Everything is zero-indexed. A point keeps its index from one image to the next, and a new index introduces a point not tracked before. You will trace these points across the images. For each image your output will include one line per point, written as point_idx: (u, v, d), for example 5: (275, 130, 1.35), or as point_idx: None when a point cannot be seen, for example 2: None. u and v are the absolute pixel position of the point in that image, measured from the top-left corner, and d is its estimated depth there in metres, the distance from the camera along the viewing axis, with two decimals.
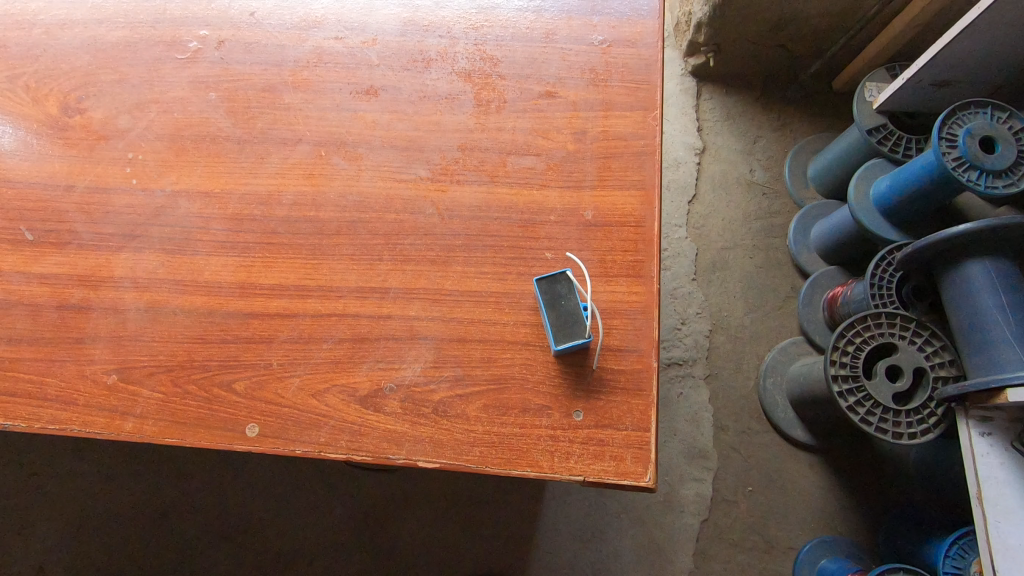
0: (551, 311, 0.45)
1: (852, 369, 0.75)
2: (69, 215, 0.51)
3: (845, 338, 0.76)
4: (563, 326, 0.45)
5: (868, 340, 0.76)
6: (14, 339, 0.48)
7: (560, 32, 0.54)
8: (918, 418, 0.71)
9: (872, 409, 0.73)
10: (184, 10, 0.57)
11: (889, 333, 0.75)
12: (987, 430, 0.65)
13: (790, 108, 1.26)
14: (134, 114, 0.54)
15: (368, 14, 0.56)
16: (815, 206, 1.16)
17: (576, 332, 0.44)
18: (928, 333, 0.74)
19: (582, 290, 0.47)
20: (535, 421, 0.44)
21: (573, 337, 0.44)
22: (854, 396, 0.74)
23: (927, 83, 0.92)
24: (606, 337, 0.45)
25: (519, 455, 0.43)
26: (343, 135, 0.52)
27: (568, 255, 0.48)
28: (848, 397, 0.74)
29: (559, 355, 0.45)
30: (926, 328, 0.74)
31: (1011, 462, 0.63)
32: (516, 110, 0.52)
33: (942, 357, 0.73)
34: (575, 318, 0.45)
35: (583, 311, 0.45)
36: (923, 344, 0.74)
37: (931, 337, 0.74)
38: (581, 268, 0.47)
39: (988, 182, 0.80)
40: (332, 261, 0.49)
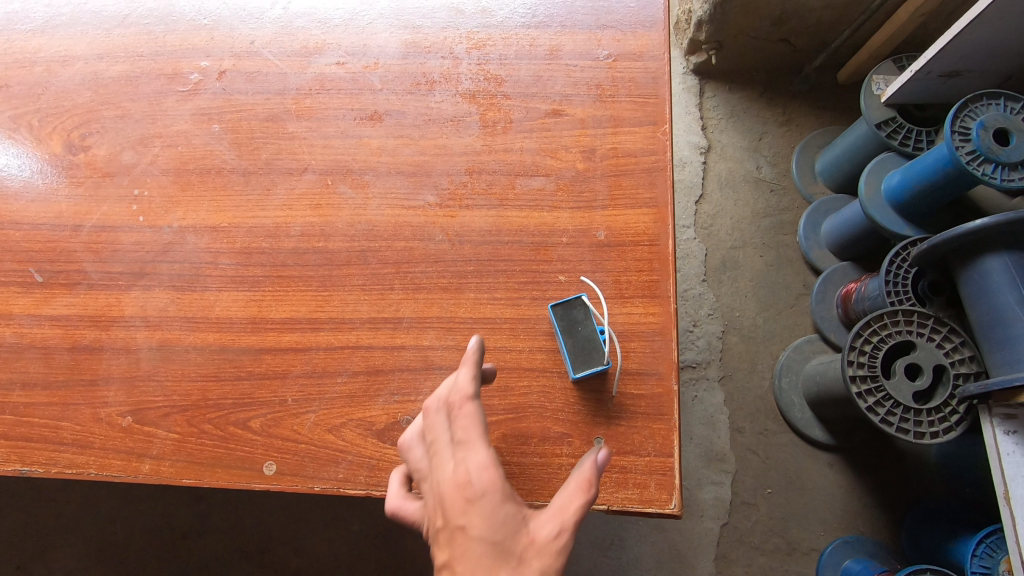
0: (568, 338, 0.45)
1: (871, 369, 0.74)
2: (78, 255, 0.51)
3: (862, 338, 0.75)
4: (581, 353, 0.44)
5: (885, 338, 0.74)
6: (28, 384, 0.48)
7: (565, 48, 0.53)
8: (940, 416, 0.70)
9: (892, 409, 0.71)
10: (183, 42, 0.57)
11: (907, 331, 0.74)
12: (1012, 429, 0.63)
13: (795, 102, 1.25)
14: (138, 150, 0.54)
15: (368, 38, 0.55)
16: (825, 202, 1.14)
17: (594, 358, 0.44)
18: (947, 329, 0.73)
19: (598, 315, 0.46)
20: (556, 449, 0.43)
21: (592, 363, 0.44)
22: (873, 396, 0.72)
23: (936, 75, 0.90)
24: (624, 362, 0.45)
25: (542, 485, 0.43)
26: (348, 163, 0.52)
27: (582, 278, 0.47)
28: (868, 398, 0.73)
29: (578, 382, 0.45)
30: (945, 325, 0.73)
31: None
32: (523, 130, 0.51)
33: (961, 353, 0.72)
34: (593, 344, 0.44)
35: (600, 336, 0.45)
36: (942, 340, 0.73)
37: (950, 333, 0.73)
38: (595, 291, 0.46)
39: (1005, 175, 0.79)
40: (343, 292, 0.48)
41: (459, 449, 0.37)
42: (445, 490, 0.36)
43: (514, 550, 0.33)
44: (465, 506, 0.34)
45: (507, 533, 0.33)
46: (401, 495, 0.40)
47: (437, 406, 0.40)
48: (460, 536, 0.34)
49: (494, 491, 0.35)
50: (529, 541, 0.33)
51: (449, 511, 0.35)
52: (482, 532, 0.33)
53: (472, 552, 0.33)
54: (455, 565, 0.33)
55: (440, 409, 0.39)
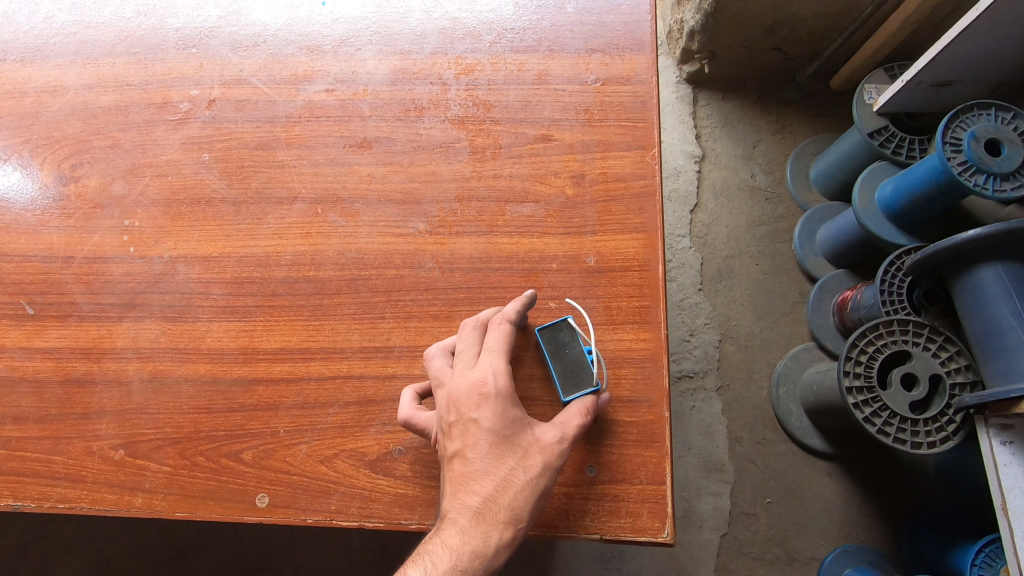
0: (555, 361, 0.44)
1: (867, 380, 0.74)
2: (70, 287, 0.51)
3: (858, 348, 0.75)
4: (570, 375, 0.44)
5: (881, 348, 0.74)
6: (21, 417, 0.48)
7: (553, 72, 0.54)
8: (937, 426, 0.70)
9: (889, 420, 0.71)
10: (173, 70, 0.57)
11: (902, 340, 0.74)
12: (1008, 439, 0.63)
13: (788, 110, 1.25)
14: (129, 180, 0.54)
15: (356, 65, 0.55)
16: (819, 210, 1.14)
17: (584, 381, 0.44)
18: (942, 338, 0.73)
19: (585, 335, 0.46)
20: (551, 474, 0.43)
21: (582, 386, 0.44)
22: (870, 406, 0.72)
23: (928, 84, 0.90)
24: (615, 388, 0.45)
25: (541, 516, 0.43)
26: (339, 191, 0.52)
27: (568, 302, 0.47)
28: (864, 408, 0.73)
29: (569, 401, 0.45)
30: (940, 333, 0.73)
31: None
32: (512, 156, 0.51)
33: (957, 362, 0.72)
34: (581, 365, 0.44)
35: (588, 357, 0.44)
36: (937, 349, 0.73)
37: (945, 342, 0.73)
38: (583, 314, 0.47)
39: (997, 185, 0.79)
40: (334, 321, 0.48)
41: (485, 356, 0.42)
42: (467, 388, 0.41)
43: (520, 444, 0.40)
44: (482, 402, 0.40)
45: (514, 431, 0.40)
46: (413, 403, 0.44)
47: (472, 322, 0.45)
48: (474, 429, 0.40)
49: (508, 398, 0.41)
50: (533, 440, 0.40)
51: (466, 405, 0.41)
52: (493, 425, 0.40)
53: (483, 441, 0.40)
54: (468, 451, 0.40)
55: (476, 325, 0.44)
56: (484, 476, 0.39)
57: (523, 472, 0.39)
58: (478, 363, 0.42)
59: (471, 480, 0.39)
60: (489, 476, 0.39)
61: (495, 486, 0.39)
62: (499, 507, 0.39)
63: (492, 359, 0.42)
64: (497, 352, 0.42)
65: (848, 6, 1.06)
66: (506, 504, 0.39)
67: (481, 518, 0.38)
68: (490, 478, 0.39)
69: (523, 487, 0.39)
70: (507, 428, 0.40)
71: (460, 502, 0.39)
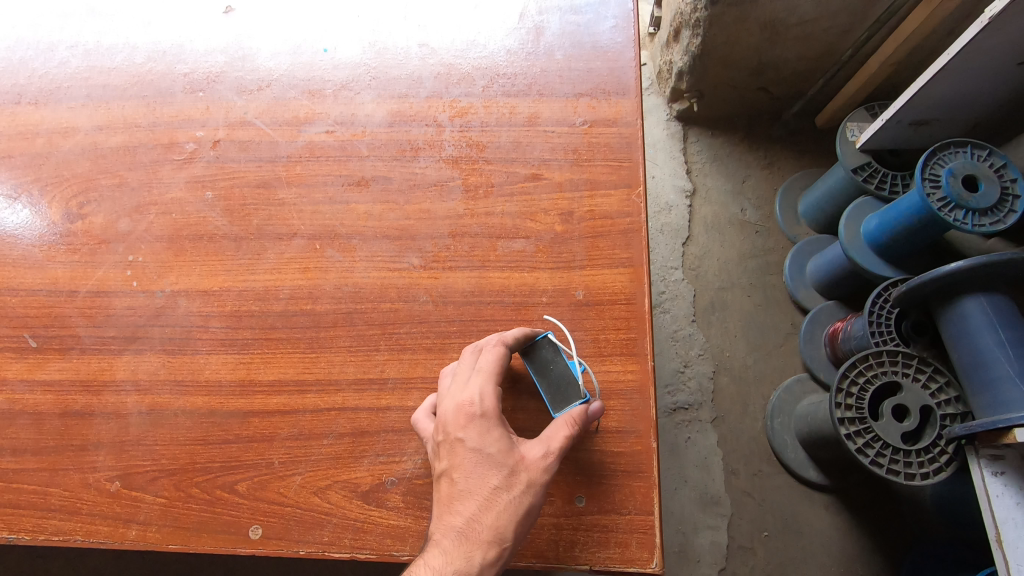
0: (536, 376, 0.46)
1: (859, 410, 0.74)
2: (73, 320, 0.53)
3: (849, 379, 0.76)
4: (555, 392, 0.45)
5: (872, 379, 0.75)
6: (19, 449, 0.49)
7: (543, 115, 0.56)
8: (930, 457, 0.70)
9: (882, 450, 0.71)
10: (180, 113, 0.59)
11: (893, 371, 0.75)
12: (999, 470, 0.64)
13: (776, 147, 1.29)
14: (134, 217, 0.56)
15: (355, 108, 0.58)
16: (808, 243, 1.17)
17: (571, 395, 0.45)
18: (931, 370, 0.75)
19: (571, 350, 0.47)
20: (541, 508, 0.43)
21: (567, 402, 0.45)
22: (862, 437, 0.73)
23: (907, 122, 0.94)
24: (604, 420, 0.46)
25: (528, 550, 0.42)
26: (336, 228, 0.54)
27: (546, 317, 0.49)
28: (857, 439, 0.73)
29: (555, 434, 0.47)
30: (929, 365, 0.75)
31: None
32: (504, 194, 0.54)
33: (947, 393, 0.73)
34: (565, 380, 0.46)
35: (574, 372, 0.46)
36: (927, 381, 0.74)
37: (935, 374, 0.74)
38: (562, 329, 0.49)
39: (976, 220, 0.81)
40: (330, 354, 0.50)
41: (475, 378, 0.44)
42: (454, 410, 0.43)
43: (505, 463, 0.41)
44: (467, 422, 0.42)
45: (500, 450, 0.42)
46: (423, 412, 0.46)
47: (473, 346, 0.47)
48: (460, 449, 0.42)
49: (494, 418, 0.43)
50: (519, 458, 0.42)
51: (453, 425, 0.43)
52: (477, 446, 0.42)
53: (468, 461, 0.41)
54: (455, 471, 0.42)
55: (474, 349, 0.46)
56: (468, 495, 0.41)
57: (506, 491, 0.40)
58: (467, 384, 0.44)
59: (456, 500, 0.41)
60: (473, 496, 0.41)
61: (479, 506, 0.40)
62: (482, 527, 0.40)
63: (481, 381, 0.43)
64: (486, 373, 0.44)
65: (830, 49, 1.11)
66: (490, 524, 0.40)
67: (465, 538, 0.39)
68: (474, 498, 0.41)
69: (506, 507, 0.40)
70: (485, 445, 0.42)
71: (446, 523, 0.40)
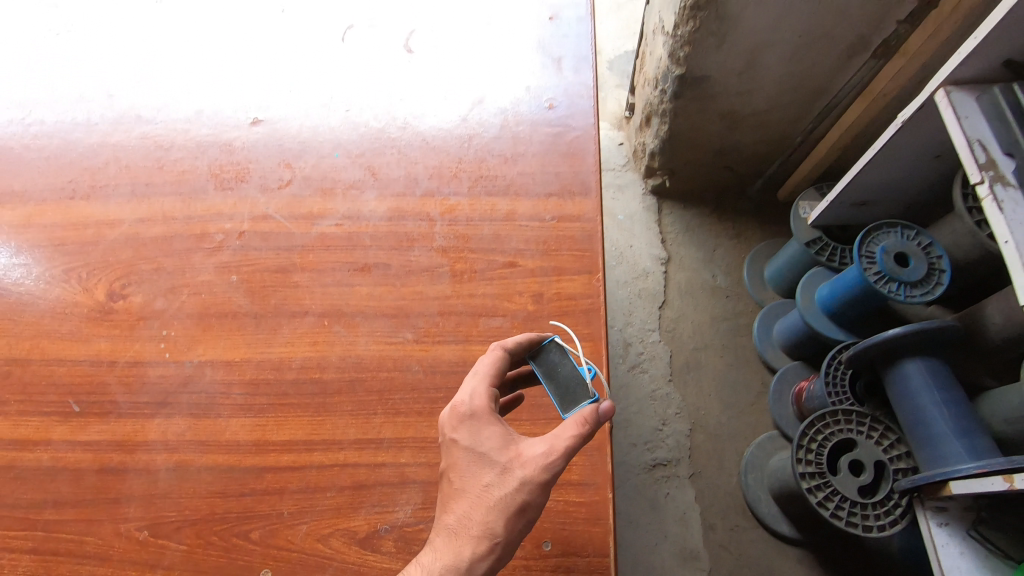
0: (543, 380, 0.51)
1: (818, 464, 0.89)
2: (112, 387, 0.61)
3: (810, 436, 0.91)
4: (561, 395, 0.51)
5: (829, 436, 0.90)
6: (59, 502, 0.56)
7: (519, 211, 0.67)
8: (884, 509, 0.83)
9: (840, 500, 0.85)
10: (212, 208, 0.70)
11: (847, 429, 0.90)
12: (944, 520, 0.74)
13: (741, 219, 1.42)
14: (168, 297, 0.65)
15: (360, 204, 0.69)
16: (774, 307, 1.27)
17: (579, 395, 0.50)
18: (882, 428, 0.90)
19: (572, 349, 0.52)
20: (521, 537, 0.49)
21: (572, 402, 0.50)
22: (823, 488, 0.87)
23: (849, 202, 1.05)
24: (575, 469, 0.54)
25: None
26: (342, 307, 0.63)
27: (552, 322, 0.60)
28: (818, 490, 0.87)
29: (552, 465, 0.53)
30: (880, 424, 0.90)
31: (970, 550, 0.71)
32: (485, 278, 0.64)
33: (896, 449, 0.88)
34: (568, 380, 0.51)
35: (583, 374, 0.51)
36: (878, 438, 0.89)
37: (885, 432, 0.89)
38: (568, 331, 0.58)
39: (907, 291, 0.92)
40: (334, 417, 0.58)
41: (469, 382, 0.51)
42: (450, 412, 0.50)
43: (497, 460, 0.47)
44: (460, 423, 0.49)
45: (491, 447, 0.48)
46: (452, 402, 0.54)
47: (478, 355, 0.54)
48: (455, 448, 0.49)
49: (485, 417, 0.49)
50: (510, 456, 0.47)
51: (449, 426, 0.50)
52: (468, 445, 0.48)
53: (462, 460, 0.48)
54: (451, 469, 0.48)
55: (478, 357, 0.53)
56: (462, 494, 0.47)
57: (496, 487, 0.46)
58: (464, 387, 0.51)
59: (452, 502, 0.47)
60: (467, 494, 0.47)
61: (471, 504, 0.46)
62: (473, 524, 0.45)
63: (474, 384, 0.50)
64: (479, 377, 0.51)
65: (783, 136, 1.28)
66: (479, 521, 0.45)
67: (457, 535, 0.45)
68: (468, 497, 0.47)
69: (495, 503, 0.45)
70: (476, 442, 0.48)
71: (444, 523, 0.47)
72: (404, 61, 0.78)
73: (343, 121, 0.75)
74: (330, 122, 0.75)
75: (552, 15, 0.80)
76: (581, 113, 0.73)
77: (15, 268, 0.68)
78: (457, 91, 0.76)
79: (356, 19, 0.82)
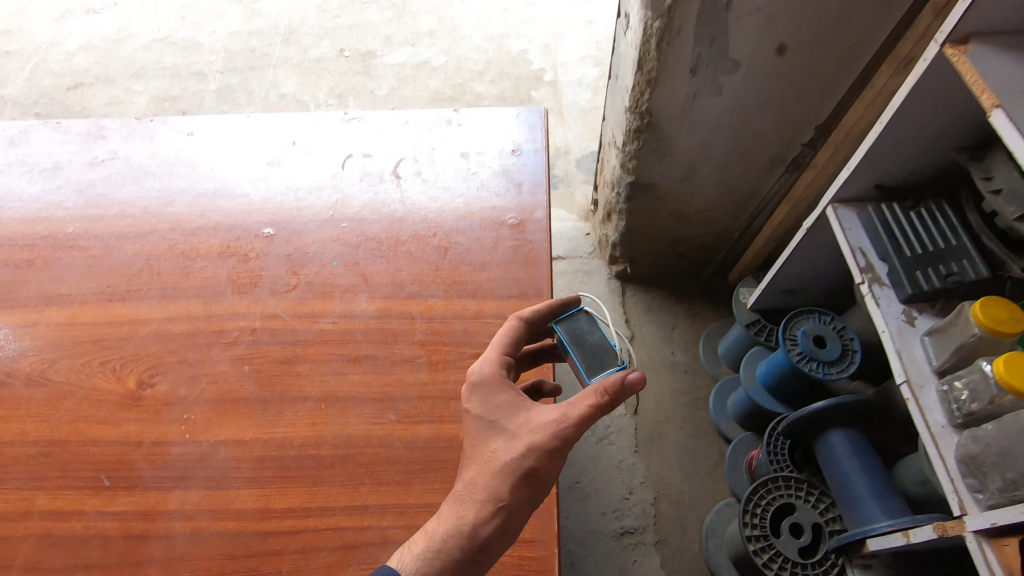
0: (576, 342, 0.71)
1: (763, 529, 1.04)
2: (138, 464, 0.73)
3: (756, 503, 1.06)
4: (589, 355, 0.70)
5: (772, 503, 1.05)
6: (92, 565, 0.67)
7: (486, 310, 0.82)
8: (822, 569, 0.99)
9: (782, 563, 1.01)
10: (230, 308, 0.84)
11: (787, 496, 1.05)
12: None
13: (696, 300, 1.58)
14: (189, 385, 0.78)
15: (353, 304, 0.83)
16: (727, 381, 1.40)
17: (607, 363, 0.69)
18: (819, 492, 1.05)
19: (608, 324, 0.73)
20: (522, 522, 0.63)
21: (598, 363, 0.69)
22: (767, 553, 1.03)
23: (779, 290, 1.21)
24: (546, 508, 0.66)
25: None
26: (336, 393, 0.76)
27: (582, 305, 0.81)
28: (762, 554, 1.03)
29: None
30: (816, 489, 1.05)
31: None
32: (457, 367, 0.77)
33: (832, 511, 1.03)
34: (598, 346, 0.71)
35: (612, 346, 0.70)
36: (816, 502, 1.04)
37: (821, 495, 1.05)
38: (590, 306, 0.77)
39: (825, 369, 1.07)
40: (328, 487, 0.70)
41: (484, 359, 0.69)
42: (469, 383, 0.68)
43: (506, 427, 0.64)
44: (473, 391, 0.67)
45: (499, 414, 0.65)
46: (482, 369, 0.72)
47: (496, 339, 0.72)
48: (468, 415, 0.66)
49: (494, 387, 0.67)
50: (521, 421, 0.64)
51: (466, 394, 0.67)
52: (479, 411, 0.66)
53: (476, 424, 0.65)
54: (468, 431, 0.66)
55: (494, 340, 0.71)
56: (472, 461, 0.63)
57: (505, 446, 0.63)
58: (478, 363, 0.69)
59: (466, 469, 0.64)
60: (476, 461, 0.63)
61: (480, 469, 0.62)
62: (480, 490, 0.61)
63: (487, 359, 0.69)
64: (490, 354, 0.69)
65: (726, 231, 1.48)
66: (483, 489, 0.61)
67: (465, 500, 0.61)
68: (478, 462, 0.63)
69: (499, 469, 0.61)
70: (496, 409, 0.65)
71: (458, 488, 0.63)
72: (393, 185, 0.95)
73: (342, 235, 0.90)
74: (331, 236, 0.90)
75: (516, 147, 0.98)
76: (538, 229, 0.88)
77: (59, 360, 0.81)
78: (436, 211, 0.91)
79: (354, 149, 0.99)
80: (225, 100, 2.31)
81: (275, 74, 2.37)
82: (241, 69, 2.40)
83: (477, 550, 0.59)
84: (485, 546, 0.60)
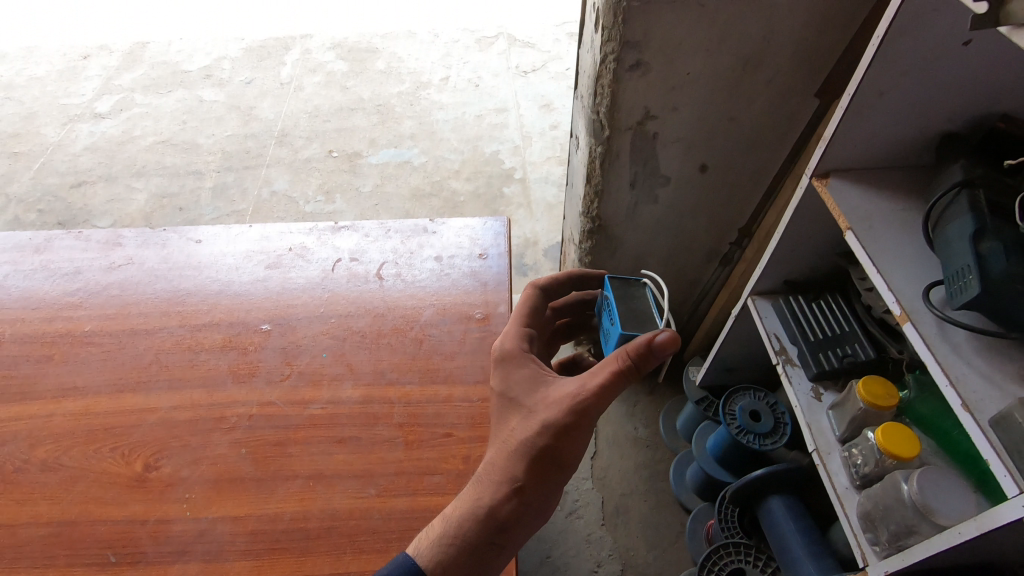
0: (627, 296, 0.86)
1: None
2: (142, 541, 0.82)
3: (709, 568, 1.15)
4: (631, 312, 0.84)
5: (723, 566, 1.15)
6: None
7: (456, 393, 0.94)
8: None
9: None
10: (230, 396, 0.95)
11: (736, 560, 1.15)
12: None
13: (656, 378, 1.72)
14: (191, 467, 0.88)
15: (340, 390, 0.95)
16: (686, 454, 1.51)
17: (648, 323, 0.83)
18: (764, 556, 1.15)
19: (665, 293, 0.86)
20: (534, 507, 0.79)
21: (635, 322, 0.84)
22: None
23: (721, 368, 1.36)
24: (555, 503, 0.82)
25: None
26: (323, 471, 0.87)
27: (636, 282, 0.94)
28: None
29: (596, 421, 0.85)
30: (762, 553, 1.15)
31: None
32: (430, 444, 0.89)
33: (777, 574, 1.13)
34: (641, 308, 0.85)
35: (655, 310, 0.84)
36: (762, 566, 1.14)
37: (767, 559, 1.15)
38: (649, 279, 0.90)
39: (761, 441, 1.20)
40: (314, 557, 0.79)
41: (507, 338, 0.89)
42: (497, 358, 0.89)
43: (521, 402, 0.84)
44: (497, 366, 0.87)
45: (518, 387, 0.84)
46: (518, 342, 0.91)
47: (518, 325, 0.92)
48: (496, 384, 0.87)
49: (517, 360, 0.86)
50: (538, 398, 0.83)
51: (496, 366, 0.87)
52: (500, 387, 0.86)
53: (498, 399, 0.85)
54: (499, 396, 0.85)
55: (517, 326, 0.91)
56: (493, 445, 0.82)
57: (523, 420, 0.81)
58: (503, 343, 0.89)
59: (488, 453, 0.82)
60: (496, 445, 0.82)
61: (498, 451, 0.81)
62: (497, 473, 0.78)
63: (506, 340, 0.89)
64: (507, 337, 0.90)
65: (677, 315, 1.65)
66: (500, 472, 0.78)
67: (484, 484, 0.78)
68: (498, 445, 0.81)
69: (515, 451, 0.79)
70: (516, 384, 0.85)
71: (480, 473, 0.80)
72: (376, 285, 1.10)
73: (331, 329, 1.04)
74: (322, 330, 1.04)
75: (484, 251, 1.15)
76: (501, 322, 1.03)
77: (72, 447, 0.91)
78: (413, 307, 1.06)
79: (343, 254, 1.15)
80: (220, 196, 2.50)
81: (268, 172, 2.58)
82: (236, 169, 2.61)
83: (498, 530, 0.75)
84: (503, 525, 0.76)
